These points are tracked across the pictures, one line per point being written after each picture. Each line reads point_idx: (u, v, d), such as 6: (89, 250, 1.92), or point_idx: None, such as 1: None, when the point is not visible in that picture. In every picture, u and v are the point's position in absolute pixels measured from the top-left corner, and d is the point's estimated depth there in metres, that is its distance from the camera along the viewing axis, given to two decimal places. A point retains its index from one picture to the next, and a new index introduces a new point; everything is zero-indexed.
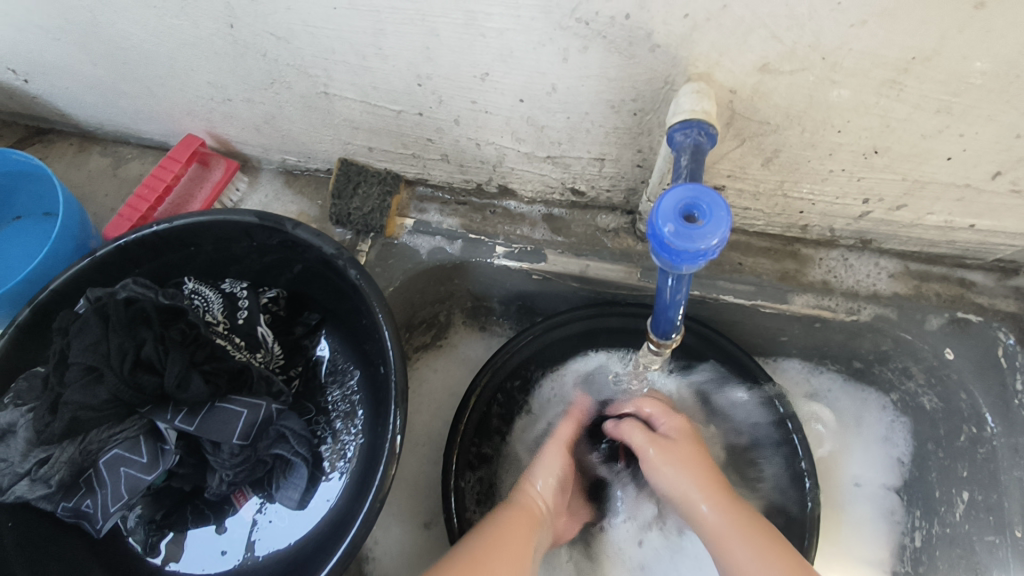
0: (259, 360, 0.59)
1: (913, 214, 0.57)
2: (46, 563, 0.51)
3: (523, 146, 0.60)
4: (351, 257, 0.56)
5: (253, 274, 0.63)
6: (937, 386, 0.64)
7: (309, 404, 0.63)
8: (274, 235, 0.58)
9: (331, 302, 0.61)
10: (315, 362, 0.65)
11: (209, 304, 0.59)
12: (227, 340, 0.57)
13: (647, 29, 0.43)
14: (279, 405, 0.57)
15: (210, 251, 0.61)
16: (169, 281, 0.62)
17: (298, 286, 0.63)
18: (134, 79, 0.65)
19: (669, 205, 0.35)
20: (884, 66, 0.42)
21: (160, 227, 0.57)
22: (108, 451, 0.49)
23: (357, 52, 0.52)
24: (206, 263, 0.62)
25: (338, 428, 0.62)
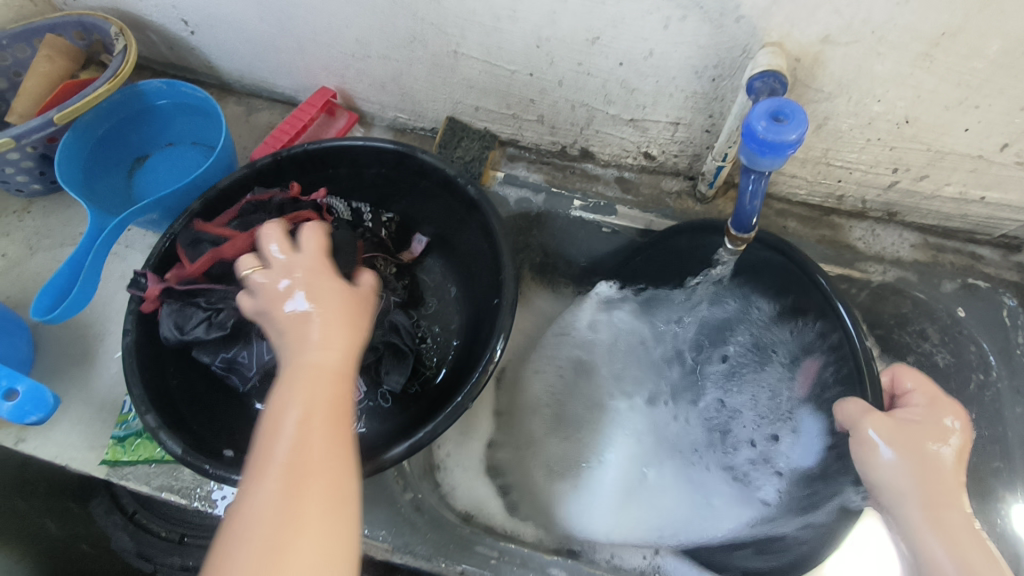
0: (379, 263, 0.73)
1: (934, 184, 0.69)
2: (199, 405, 0.62)
3: (611, 109, 0.73)
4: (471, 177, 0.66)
5: (373, 200, 0.76)
6: (949, 343, 0.73)
7: (412, 310, 0.75)
8: (403, 159, 0.69)
9: (441, 226, 0.74)
10: (419, 277, 0.77)
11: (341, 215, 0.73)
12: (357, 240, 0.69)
13: (738, 2, 0.56)
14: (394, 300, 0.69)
15: (344, 172, 0.72)
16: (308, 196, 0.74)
17: (408, 211, 0.76)
18: (287, 34, 0.78)
19: (761, 108, 0.47)
20: (919, 39, 0.54)
21: (310, 146, 0.68)
22: None
23: (495, 15, 0.65)
24: (338, 184, 0.74)
25: (435, 330, 0.75)
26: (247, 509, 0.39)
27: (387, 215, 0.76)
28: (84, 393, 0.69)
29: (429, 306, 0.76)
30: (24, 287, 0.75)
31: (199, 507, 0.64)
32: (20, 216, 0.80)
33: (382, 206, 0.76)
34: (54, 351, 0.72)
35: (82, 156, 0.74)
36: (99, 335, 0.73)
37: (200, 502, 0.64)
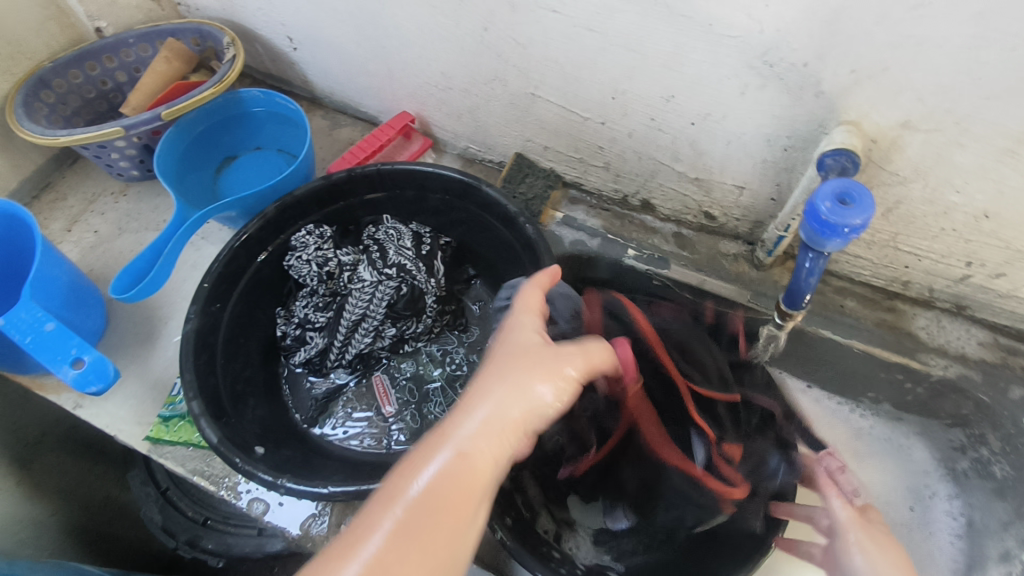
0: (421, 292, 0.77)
1: (1010, 283, 0.66)
2: (242, 400, 0.65)
3: (677, 165, 0.73)
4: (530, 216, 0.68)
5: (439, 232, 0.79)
6: (1011, 454, 0.70)
7: (451, 335, 0.77)
8: (467, 190, 0.71)
9: (492, 257, 0.76)
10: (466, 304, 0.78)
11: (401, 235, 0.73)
12: (414, 262, 0.71)
13: (818, 78, 0.56)
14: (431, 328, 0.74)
15: (410, 196, 0.75)
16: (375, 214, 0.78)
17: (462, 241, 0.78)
18: (380, 60, 0.83)
19: (828, 189, 0.46)
20: (1008, 136, 0.52)
21: (383, 167, 0.72)
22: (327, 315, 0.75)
23: (576, 64, 0.67)
24: (403, 206, 0.77)
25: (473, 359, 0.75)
26: (393, 490, 0.42)
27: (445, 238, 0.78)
28: (143, 368, 0.74)
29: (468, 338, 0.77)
30: (108, 262, 0.81)
31: (225, 496, 0.67)
32: (116, 197, 0.88)
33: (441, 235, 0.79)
34: (123, 325, 0.78)
35: (179, 150, 0.80)
36: (164, 317, 0.78)
37: (228, 492, 0.67)
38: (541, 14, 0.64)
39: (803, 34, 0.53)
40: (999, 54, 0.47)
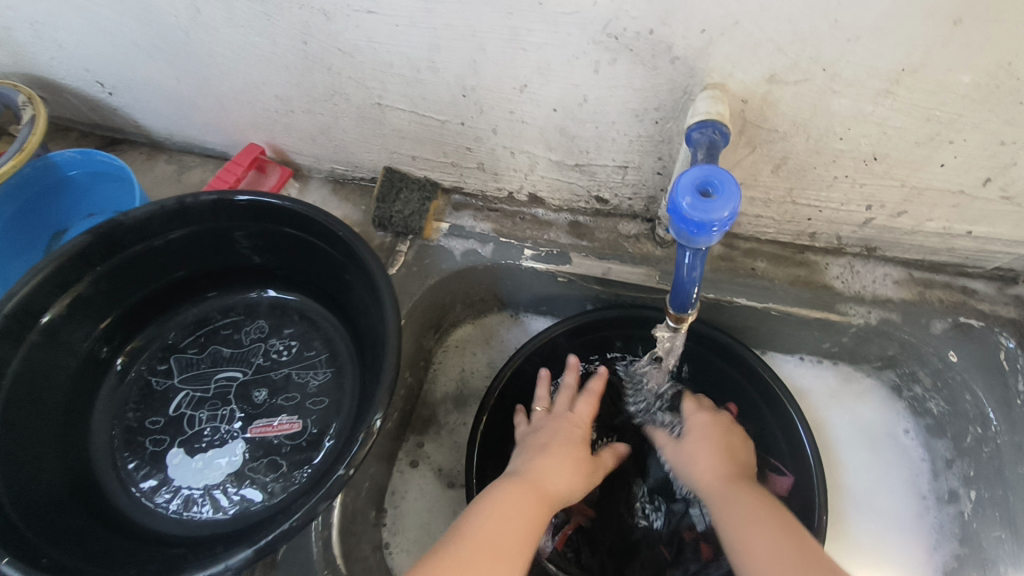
0: (225, 349, 0.69)
1: (913, 220, 0.62)
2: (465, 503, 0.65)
3: (553, 154, 0.66)
4: (333, 235, 0.62)
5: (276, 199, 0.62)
6: (943, 389, 0.68)
7: (236, 355, 0.69)
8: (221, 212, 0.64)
9: (194, 250, 0.67)
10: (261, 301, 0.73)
11: (236, 324, 0.71)
12: (286, 342, 0.70)
13: (668, 43, 0.49)
14: (296, 362, 0.69)
15: (211, 247, 0.68)
16: (180, 264, 0.68)
17: (273, 257, 0.70)
18: (208, 92, 0.73)
19: (687, 180, 0.41)
20: (878, 77, 0.48)
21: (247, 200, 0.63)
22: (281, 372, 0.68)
23: (413, 66, 0.59)
24: (202, 262, 0.69)
25: (277, 390, 0.67)
26: None
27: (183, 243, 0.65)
28: None
29: (357, 271, 0.62)
30: None
31: None
32: None
33: (161, 264, 0.66)
34: None
35: None
36: None
37: None
38: (356, 18, 0.56)
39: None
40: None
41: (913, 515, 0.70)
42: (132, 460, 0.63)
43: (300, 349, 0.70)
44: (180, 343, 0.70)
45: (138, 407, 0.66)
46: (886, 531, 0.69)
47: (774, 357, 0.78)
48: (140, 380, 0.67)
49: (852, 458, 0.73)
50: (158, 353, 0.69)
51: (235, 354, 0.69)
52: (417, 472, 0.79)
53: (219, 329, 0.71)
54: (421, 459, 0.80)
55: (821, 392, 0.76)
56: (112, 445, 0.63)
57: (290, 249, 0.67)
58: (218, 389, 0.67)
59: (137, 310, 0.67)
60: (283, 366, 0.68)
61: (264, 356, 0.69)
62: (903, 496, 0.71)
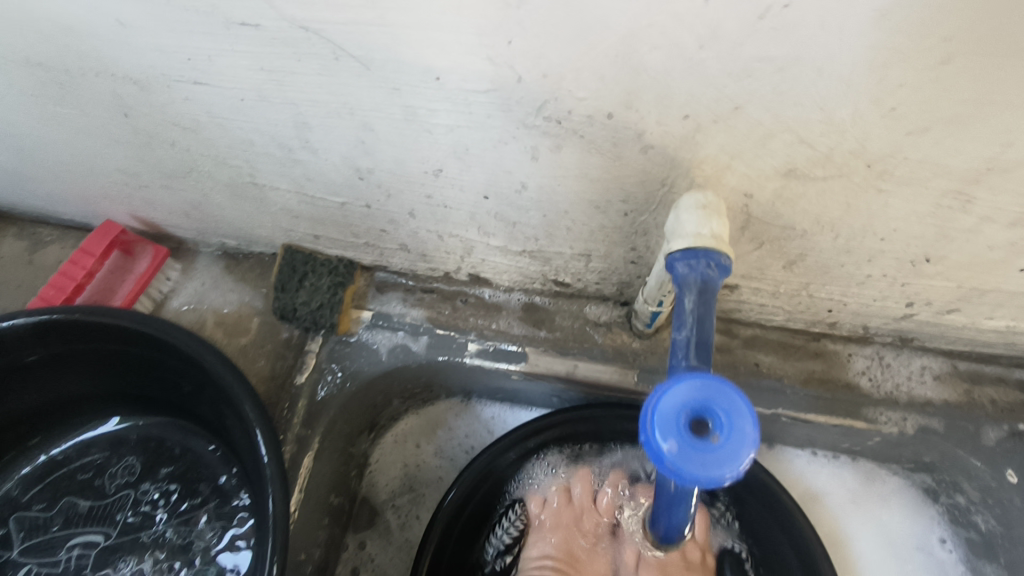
0: (83, 503, 0.53)
1: (968, 318, 0.47)
2: None
3: (492, 240, 0.50)
4: (204, 352, 0.47)
5: (128, 318, 0.47)
6: (994, 508, 0.54)
7: (98, 512, 0.53)
8: (48, 335, 0.48)
9: (22, 383, 0.51)
10: (127, 433, 0.56)
11: (95, 467, 0.55)
12: (161, 487, 0.54)
13: (637, 130, 0.33)
14: (173, 516, 0.53)
15: (46, 375, 0.51)
16: (8, 401, 0.52)
17: (133, 381, 0.53)
18: (33, 163, 0.55)
19: (670, 411, 0.25)
20: (947, 176, 0.32)
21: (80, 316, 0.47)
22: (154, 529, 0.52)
23: (281, 145, 0.42)
24: (39, 395, 0.53)
25: (151, 559, 0.51)
26: None
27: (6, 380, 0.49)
28: None
29: (234, 412, 0.48)
30: None
31: None
32: None
33: None
34: None
35: None
36: None
37: None
38: (181, 89, 0.38)
39: (588, 75, 0.30)
40: (913, 73, 0.26)
41: None
42: None
43: (180, 497, 0.53)
44: (21, 497, 0.54)
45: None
46: None
47: (783, 452, 0.63)
48: None
49: None
50: None
51: (94, 510, 0.53)
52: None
53: (73, 477, 0.54)
54: (364, 565, 0.65)
55: (839, 497, 0.62)
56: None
57: (149, 377, 0.52)
58: (71, 562, 0.51)
59: None
60: (157, 523, 0.52)
61: (132, 510, 0.53)
62: None
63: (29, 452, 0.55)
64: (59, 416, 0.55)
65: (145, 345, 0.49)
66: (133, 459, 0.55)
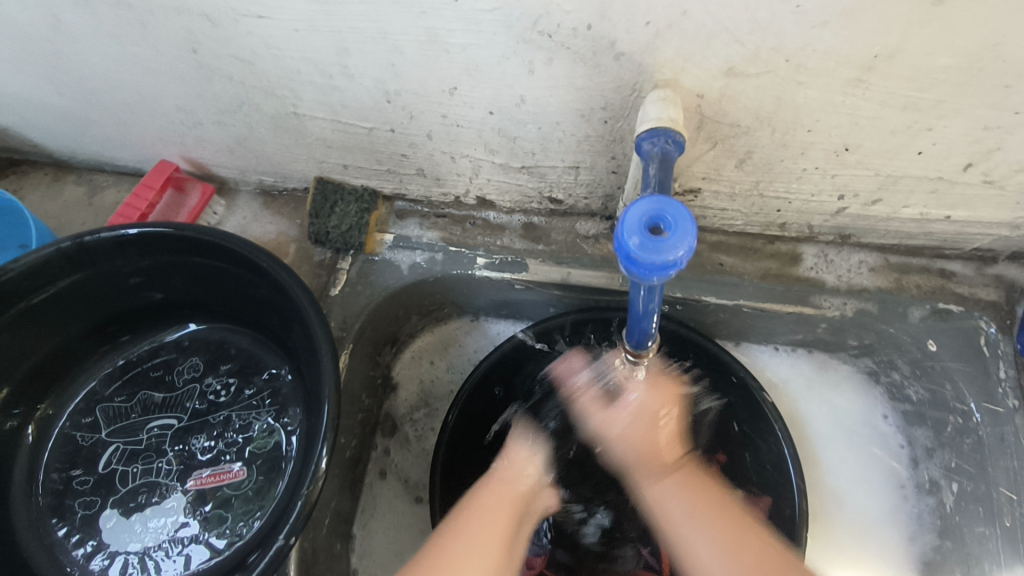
0: (158, 395, 0.63)
1: (889, 207, 0.57)
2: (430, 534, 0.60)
3: (496, 158, 0.60)
4: (259, 255, 0.56)
5: (193, 229, 0.57)
6: (922, 377, 0.65)
7: (171, 401, 0.63)
8: (128, 248, 0.58)
9: (103, 293, 0.61)
10: (189, 339, 0.66)
11: (165, 367, 0.65)
12: (222, 381, 0.64)
13: (610, 38, 0.43)
14: (234, 404, 0.63)
15: (123, 286, 0.61)
16: (90, 310, 0.61)
17: (195, 291, 0.63)
18: (102, 107, 0.64)
19: (634, 219, 0.35)
20: (847, 65, 0.42)
21: (154, 229, 0.57)
22: (220, 414, 0.62)
23: (324, 72, 0.52)
24: (115, 305, 0.62)
25: (220, 438, 0.61)
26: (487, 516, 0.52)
27: (93, 288, 0.59)
28: None
29: (286, 306, 0.58)
30: None
31: None
32: None
33: (69, 314, 0.60)
34: None
35: None
36: None
37: None
38: (247, 23, 0.48)
39: None
40: None
41: (893, 507, 0.67)
42: (62, 526, 0.57)
43: (239, 388, 0.63)
44: (104, 392, 0.64)
45: (65, 467, 0.60)
46: (867, 531, 0.67)
47: (750, 348, 0.73)
48: (64, 436, 0.61)
49: (829, 454, 0.70)
50: (83, 405, 0.63)
51: (167, 400, 0.63)
52: (386, 484, 0.74)
53: (146, 375, 0.64)
54: (389, 468, 0.75)
55: (797, 384, 0.72)
56: (36, 510, 0.58)
57: (210, 285, 0.62)
58: (152, 439, 0.61)
59: (51, 365, 0.61)
60: (221, 408, 0.62)
61: (199, 399, 0.63)
62: (883, 489, 0.68)
63: (108, 356, 0.65)
64: (131, 324, 0.65)
65: (208, 254, 0.59)
66: (195, 359, 0.65)
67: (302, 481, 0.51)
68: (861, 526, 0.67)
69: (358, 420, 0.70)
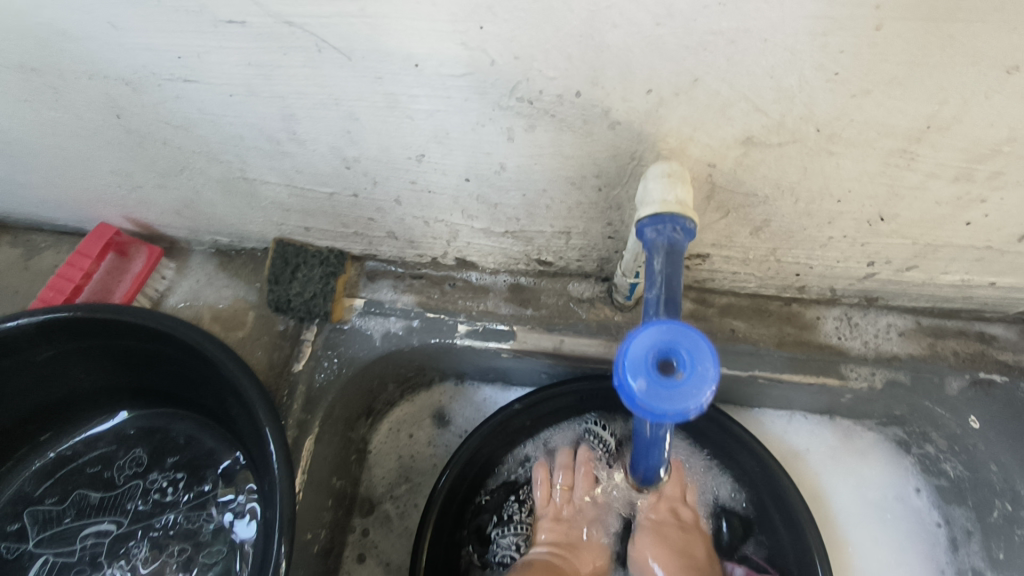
0: (94, 496, 0.55)
1: (925, 274, 0.50)
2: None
3: (476, 222, 0.52)
4: (203, 342, 0.49)
5: (127, 313, 0.49)
6: (961, 454, 0.57)
7: (109, 503, 0.55)
8: (52, 336, 0.50)
9: (28, 384, 0.53)
10: (132, 428, 0.59)
11: (103, 462, 0.57)
12: (169, 476, 0.56)
13: (604, 106, 0.35)
14: (182, 504, 0.55)
15: (51, 374, 0.53)
16: (13, 403, 0.53)
17: (135, 375, 0.56)
18: (25, 168, 0.56)
19: (638, 355, 0.28)
20: (890, 136, 0.35)
21: (81, 314, 0.49)
22: (165, 517, 0.54)
23: (270, 138, 0.44)
24: (43, 395, 0.55)
25: (165, 546, 0.53)
26: None
27: (14, 379, 0.51)
28: None
29: (236, 398, 0.50)
30: None
31: None
32: None
33: None
34: None
35: None
36: None
37: None
38: (171, 87, 0.40)
39: (556, 54, 0.32)
40: (851, 39, 0.29)
41: None
42: None
43: (187, 485, 0.56)
44: (33, 493, 0.56)
45: None
46: None
47: (763, 413, 0.66)
48: None
49: (858, 536, 0.61)
50: (7, 511, 0.55)
51: (105, 502, 0.55)
52: (366, 569, 0.66)
53: (82, 472, 0.56)
54: (368, 551, 0.67)
55: (817, 455, 0.65)
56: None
57: (152, 370, 0.54)
58: (87, 550, 0.53)
59: None
60: (167, 510, 0.54)
61: (142, 499, 0.55)
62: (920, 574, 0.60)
63: (38, 451, 0.57)
64: (64, 413, 0.57)
65: (146, 340, 0.51)
66: (138, 452, 0.57)
67: None
68: None
69: (328, 507, 0.62)
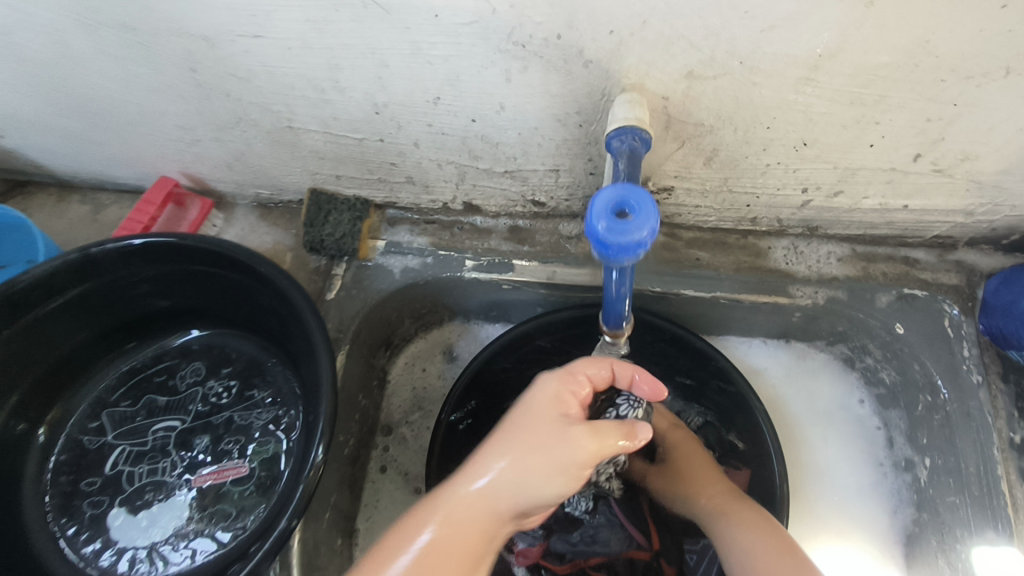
0: (162, 399, 0.66)
1: (850, 199, 0.61)
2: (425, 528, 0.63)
3: (480, 163, 0.63)
4: (256, 262, 0.59)
5: (195, 239, 0.60)
6: (892, 360, 0.68)
7: (174, 405, 0.65)
8: (132, 258, 0.61)
9: (109, 303, 0.64)
10: (191, 347, 0.69)
11: (168, 373, 0.67)
12: (224, 383, 0.67)
13: (578, 46, 0.46)
14: (236, 405, 0.65)
15: (127, 295, 0.64)
16: (95, 319, 0.64)
17: (196, 298, 0.66)
18: (105, 127, 0.67)
19: (600, 204, 0.39)
20: (795, 65, 0.46)
21: (157, 241, 0.60)
22: (223, 415, 0.65)
23: (316, 86, 0.55)
24: (120, 314, 0.65)
25: (223, 436, 0.63)
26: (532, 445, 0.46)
27: (99, 297, 0.62)
28: None
29: (284, 309, 0.61)
30: None
31: None
32: None
33: (76, 323, 0.63)
34: None
35: None
36: None
37: None
38: (242, 43, 0.51)
39: (541, 3, 0.43)
40: None
41: (872, 483, 0.71)
42: (71, 525, 0.60)
43: (240, 390, 0.66)
44: (109, 398, 0.66)
45: (72, 471, 0.62)
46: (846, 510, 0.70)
47: (729, 339, 0.77)
48: (72, 440, 0.64)
49: (809, 436, 0.73)
50: (89, 411, 0.65)
51: (171, 404, 0.66)
52: (388, 478, 0.76)
53: (150, 381, 0.67)
54: (389, 464, 0.77)
55: (774, 373, 0.76)
56: (46, 509, 0.60)
57: (211, 292, 0.65)
58: (158, 440, 0.64)
59: (58, 371, 0.63)
60: (224, 409, 0.65)
61: (202, 401, 0.65)
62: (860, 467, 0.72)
63: (112, 364, 0.67)
64: (136, 332, 0.68)
65: (209, 263, 0.62)
66: (197, 365, 0.68)
67: (302, 471, 0.53)
68: (841, 505, 0.70)
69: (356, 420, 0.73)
